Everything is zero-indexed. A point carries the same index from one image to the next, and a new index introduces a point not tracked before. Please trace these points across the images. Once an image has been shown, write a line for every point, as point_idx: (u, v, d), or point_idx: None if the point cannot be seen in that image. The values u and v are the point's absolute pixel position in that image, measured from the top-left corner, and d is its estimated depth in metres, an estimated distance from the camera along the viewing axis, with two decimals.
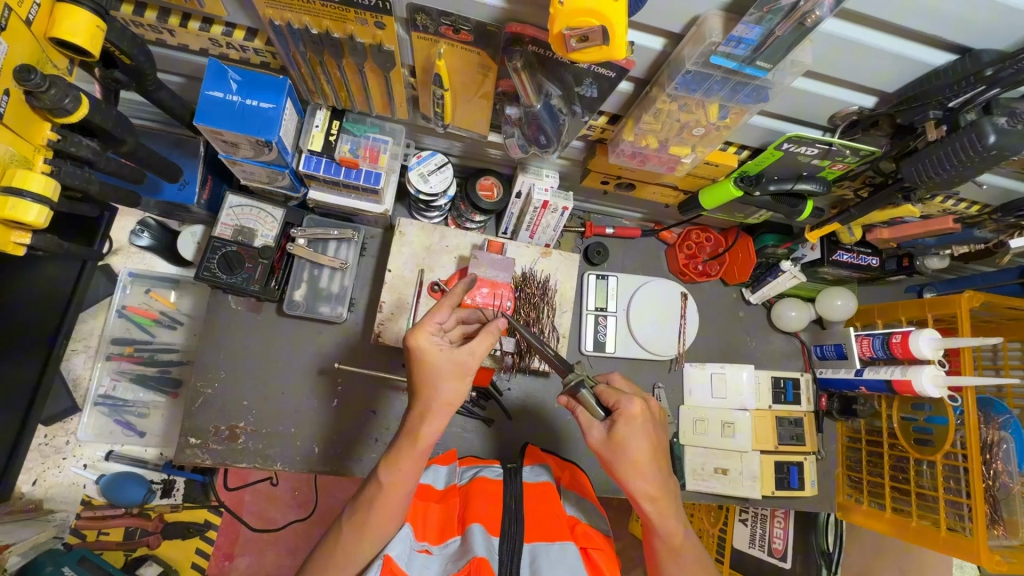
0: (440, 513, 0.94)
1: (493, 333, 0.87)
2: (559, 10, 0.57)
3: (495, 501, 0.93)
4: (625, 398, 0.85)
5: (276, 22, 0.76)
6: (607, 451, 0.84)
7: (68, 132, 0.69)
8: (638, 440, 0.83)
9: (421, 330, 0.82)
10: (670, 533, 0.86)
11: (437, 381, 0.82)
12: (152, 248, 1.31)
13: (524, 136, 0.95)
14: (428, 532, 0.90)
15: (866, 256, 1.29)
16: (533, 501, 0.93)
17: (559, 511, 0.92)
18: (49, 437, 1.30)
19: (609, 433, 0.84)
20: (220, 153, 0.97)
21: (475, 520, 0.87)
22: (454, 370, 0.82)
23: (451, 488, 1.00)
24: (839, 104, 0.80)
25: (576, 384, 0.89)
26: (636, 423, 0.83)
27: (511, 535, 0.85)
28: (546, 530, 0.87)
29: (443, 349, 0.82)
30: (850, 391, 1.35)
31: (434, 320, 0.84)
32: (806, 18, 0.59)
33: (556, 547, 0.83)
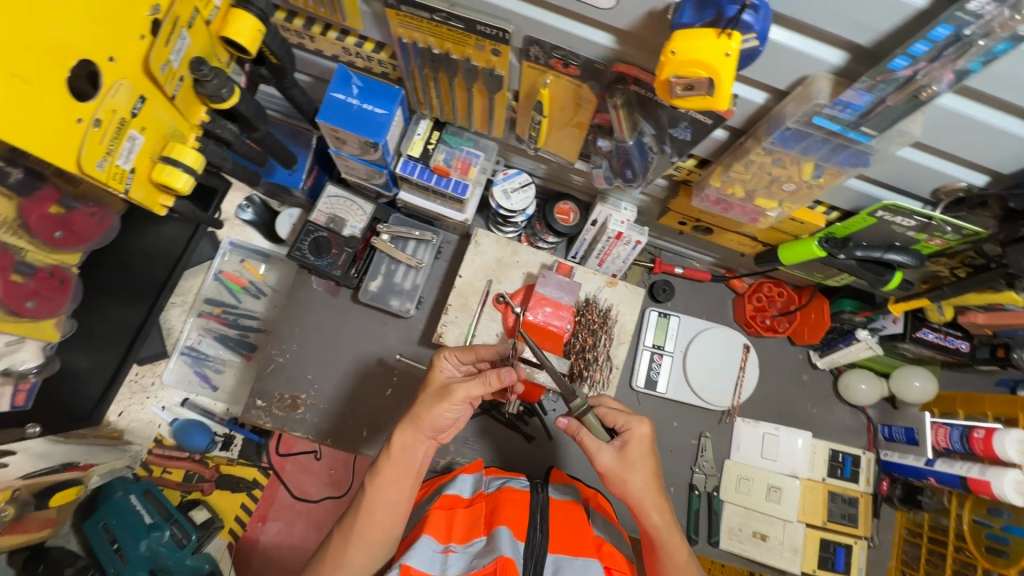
0: (465, 517, 0.93)
1: (492, 382, 0.86)
2: (669, 59, 0.60)
3: (522, 509, 0.93)
4: (633, 420, 0.89)
5: (403, 39, 0.84)
6: (618, 470, 0.86)
7: (216, 115, 0.80)
8: (646, 456, 0.87)
9: (440, 354, 0.96)
10: (676, 548, 0.86)
11: (423, 396, 0.92)
12: (252, 223, 1.47)
13: (612, 168, 0.98)
14: (453, 532, 0.89)
15: (954, 338, 1.21)
16: (562, 518, 0.93)
17: (586, 529, 0.92)
18: (139, 376, 1.44)
19: (619, 452, 0.87)
20: (331, 148, 1.07)
21: (503, 523, 0.87)
22: (439, 390, 0.90)
23: (478, 495, 0.99)
24: (946, 178, 0.78)
25: (583, 409, 0.85)
26: (645, 441, 0.88)
27: (536, 545, 0.86)
28: (574, 544, 0.87)
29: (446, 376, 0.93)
30: (917, 481, 1.25)
31: (456, 353, 0.96)
32: (921, 92, 0.58)
33: (580, 562, 0.83)
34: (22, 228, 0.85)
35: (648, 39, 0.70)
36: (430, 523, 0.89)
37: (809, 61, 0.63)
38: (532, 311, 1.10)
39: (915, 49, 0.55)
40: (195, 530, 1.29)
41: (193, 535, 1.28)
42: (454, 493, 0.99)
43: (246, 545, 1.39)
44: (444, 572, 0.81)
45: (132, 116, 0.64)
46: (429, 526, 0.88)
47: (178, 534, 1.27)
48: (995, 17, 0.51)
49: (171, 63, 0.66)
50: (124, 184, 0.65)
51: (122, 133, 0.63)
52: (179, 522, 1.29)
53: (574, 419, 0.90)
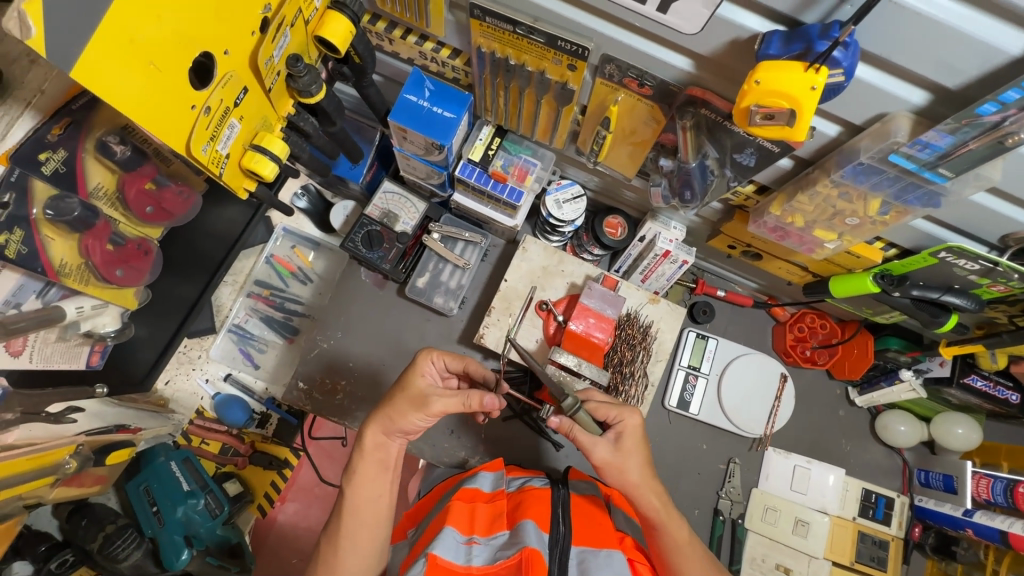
0: (487, 512, 0.93)
1: (473, 403, 0.86)
2: (752, 88, 0.61)
3: (545, 503, 0.93)
4: (624, 410, 0.91)
5: (482, 49, 0.87)
6: (615, 461, 0.87)
7: (300, 109, 0.84)
8: (639, 443, 0.89)
9: (426, 356, 0.94)
10: (676, 529, 0.88)
11: (401, 395, 0.89)
12: (306, 211, 1.52)
13: (671, 187, 0.99)
14: (475, 524, 0.89)
15: (1004, 388, 1.17)
16: (583, 512, 0.95)
17: (607, 523, 0.94)
18: (188, 348, 1.50)
19: (614, 444, 0.88)
20: (396, 146, 1.11)
21: (528, 517, 0.88)
22: (415, 395, 0.88)
23: (499, 492, 1.00)
24: (1018, 226, 0.77)
25: (574, 407, 0.87)
26: (636, 430, 0.90)
27: (561, 537, 0.86)
28: (597, 537, 0.88)
29: (424, 377, 0.91)
30: (953, 530, 1.22)
31: (442, 358, 0.97)
32: (1006, 138, 0.59)
33: (603, 554, 0.84)
34: (121, 201, 0.92)
35: (728, 67, 0.72)
36: (452, 514, 0.89)
37: (891, 100, 0.64)
38: (574, 320, 1.11)
39: (1007, 95, 0.55)
40: (228, 502, 1.33)
41: (225, 506, 1.32)
42: (474, 488, 0.99)
43: (264, 524, 1.44)
44: (469, 562, 0.81)
45: (235, 105, 0.68)
46: (452, 518, 0.88)
47: (212, 504, 1.32)
48: None
49: (273, 59, 0.70)
50: (220, 168, 0.69)
51: (225, 121, 0.67)
52: (214, 493, 1.33)
53: (565, 417, 0.89)
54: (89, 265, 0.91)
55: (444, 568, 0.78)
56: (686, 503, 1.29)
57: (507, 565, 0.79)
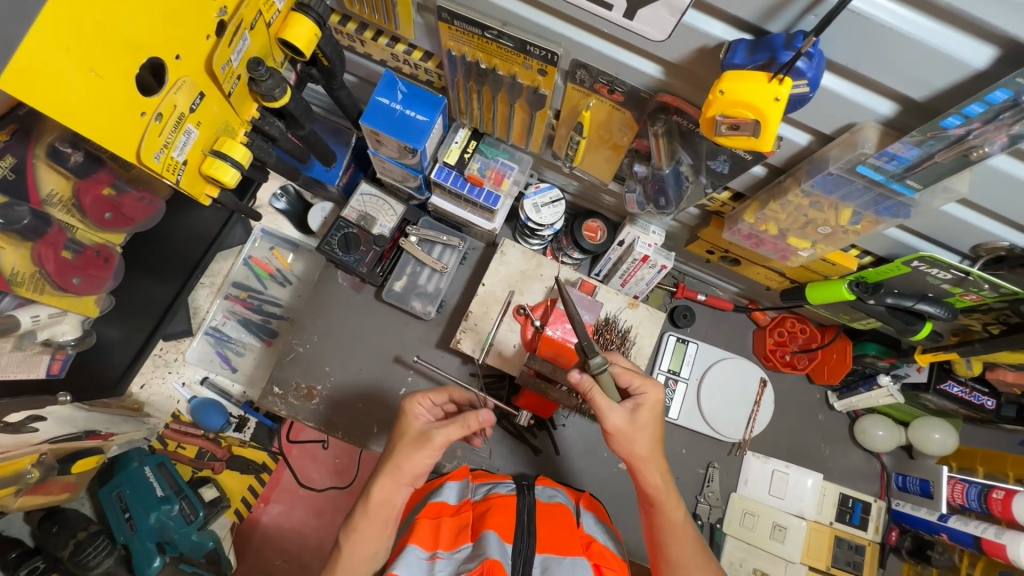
0: (452, 524, 0.92)
1: (470, 423, 0.92)
2: (717, 98, 0.60)
3: (510, 512, 0.92)
4: (644, 384, 0.88)
5: (452, 52, 0.86)
6: (627, 430, 0.85)
7: (266, 112, 0.82)
8: (654, 420, 0.87)
9: (413, 399, 0.98)
10: (672, 509, 0.88)
11: (402, 441, 0.92)
12: (285, 212, 1.50)
13: (645, 194, 0.98)
14: (439, 538, 0.89)
15: (980, 394, 1.18)
16: (548, 517, 0.94)
17: (574, 528, 0.93)
18: (163, 351, 1.48)
19: (629, 414, 0.85)
20: (370, 149, 1.09)
21: (491, 528, 0.87)
22: (417, 436, 0.92)
23: (464, 503, 0.98)
24: (988, 237, 0.76)
25: (602, 367, 0.84)
26: (655, 406, 0.87)
27: (523, 547, 0.86)
28: (562, 544, 0.88)
29: (420, 419, 0.95)
30: (929, 535, 1.22)
31: (429, 397, 1.00)
32: (971, 152, 0.58)
33: (567, 562, 0.84)
34: (77, 207, 0.89)
35: (697, 74, 0.71)
36: (417, 532, 0.90)
37: (859, 110, 0.63)
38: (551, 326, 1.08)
39: (969, 109, 0.55)
40: (202, 507, 1.32)
41: (201, 512, 1.31)
42: (440, 501, 0.98)
43: (247, 525, 1.42)
44: None
45: (190, 110, 0.66)
46: (415, 536, 0.89)
47: (187, 509, 1.30)
48: None
49: (231, 63, 0.68)
50: (176, 175, 0.68)
51: (180, 127, 0.66)
52: (189, 498, 1.32)
53: (586, 376, 0.86)
54: (43, 274, 0.89)
55: None
56: None
57: None
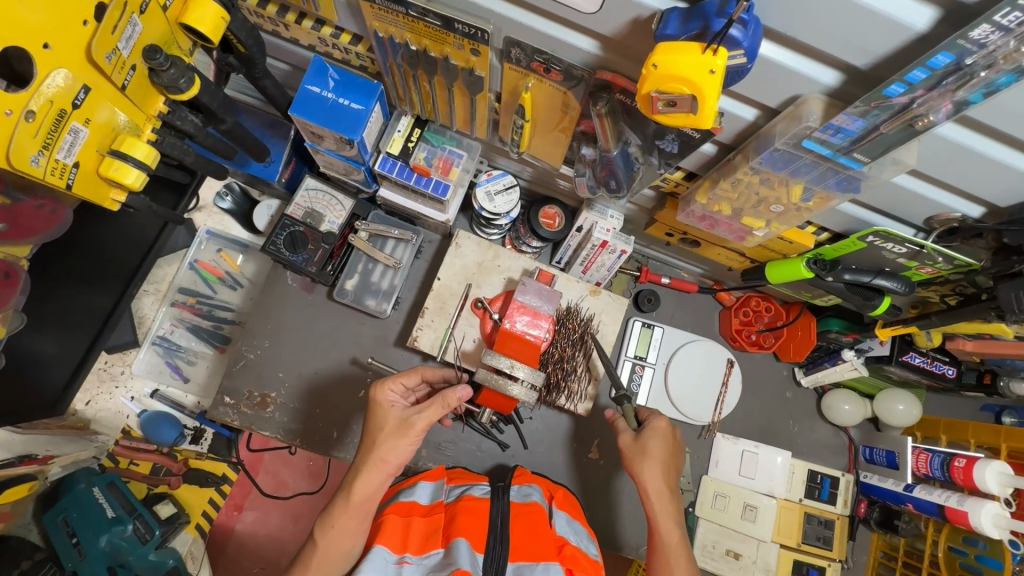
0: (423, 525, 0.89)
1: (450, 401, 0.90)
2: (651, 72, 0.56)
3: (481, 519, 0.90)
4: (656, 415, 0.96)
5: (380, 33, 0.80)
6: (632, 451, 0.92)
7: (176, 106, 0.76)
8: (663, 446, 0.91)
9: (384, 386, 0.93)
10: (666, 529, 0.87)
11: (381, 434, 0.89)
12: (231, 212, 1.42)
13: (596, 177, 0.94)
14: (409, 542, 0.86)
15: (941, 364, 1.18)
16: (523, 520, 0.91)
17: (546, 530, 0.91)
18: (108, 364, 1.41)
19: (637, 436, 0.93)
20: (306, 141, 1.02)
21: (461, 535, 0.84)
22: (397, 426, 0.89)
23: (437, 504, 0.95)
24: (941, 208, 0.74)
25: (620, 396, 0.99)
26: (663, 433, 0.92)
27: (495, 556, 0.83)
28: (534, 550, 0.85)
29: (394, 407, 0.91)
30: (895, 504, 1.24)
31: (399, 382, 0.95)
32: (916, 121, 0.55)
33: (540, 567, 0.81)
34: None
35: (633, 48, 0.66)
36: (385, 531, 0.86)
37: (802, 80, 0.59)
38: (510, 320, 1.05)
39: (912, 76, 0.51)
40: (158, 526, 1.26)
41: (156, 530, 1.25)
42: (411, 500, 0.95)
43: (220, 533, 1.37)
44: None
45: (74, 107, 0.60)
46: (383, 536, 0.85)
47: (142, 529, 1.24)
48: (998, 48, 0.48)
49: (119, 51, 0.61)
50: (65, 179, 0.61)
51: (62, 126, 0.59)
52: (143, 517, 1.26)
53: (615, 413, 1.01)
54: None
55: None
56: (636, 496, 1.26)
57: None
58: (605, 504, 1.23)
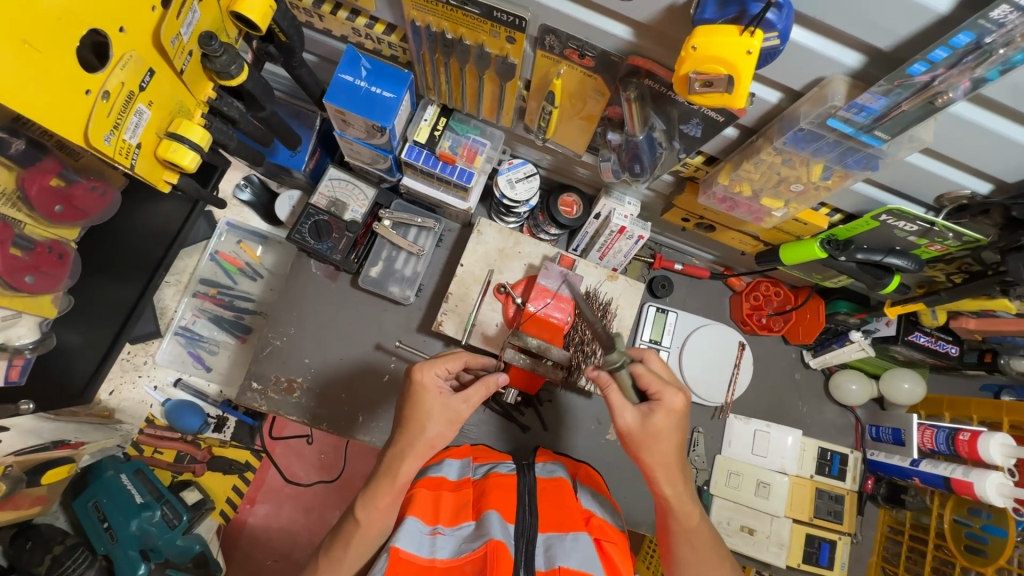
0: (452, 499, 0.92)
1: (491, 384, 0.94)
2: (690, 54, 0.59)
3: (510, 492, 0.92)
4: (667, 391, 0.84)
5: (417, 22, 0.83)
6: (638, 433, 0.84)
7: (222, 92, 0.80)
8: (671, 427, 0.84)
9: (426, 370, 0.91)
10: (687, 516, 0.88)
11: (427, 420, 0.89)
12: (250, 204, 1.45)
13: (620, 162, 0.98)
14: (440, 514, 0.89)
15: (944, 343, 1.23)
16: (550, 494, 0.93)
17: (573, 503, 0.93)
18: (132, 354, 1.43)
19: (645, 422, 0.84)
20: (335, 130, 1.05)
21: (492, 507, 0.87)
22: (448, 416, 0.90)
23: (466, 479, 0.98)
24: (951, 185, 0.79)
25: (617, 364, 0.83)
26: (673, 412, 0.84)
27: (526, 526, 0.85)
28: (563, 521, 0.87)
29: (439, 394, 0.90)
30: (902, 480, 1.28)
31: (444, 364, 0.94)
32: (937, 98, 0.59)
33: (569, 537, 0.83)
34: (22, 200, 0.86)
35: (667, 34, 0.70)
36: (416, 504, 0.89)
37: (827, 62, 0.64)
38: (533, 302, 1.09)
39: (935, 55, 0.56)
40: (186, 512, 1.28)
41: (184, 516, 1.27)
42: (439, 475, 0.98)
43: (234, 527, 1.39)
44: (433, 555, 0.81)
45: (140, 89, 0.66)
46: (415, 509, 0.88)
47: (170, 514, 1.26)
48: (1016, 26, 0.52)
49: (180, 37, 0.68)
50: (129, 159, 0.67)
51: (129, 107, 0.65)
52: (170, 503, 1.27)
53: (605, 373, 0.86)
54: None
55: (407, 561, 0.78)
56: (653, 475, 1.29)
57: (472, 558, 0.78)
58: (623, 483, 1.27)
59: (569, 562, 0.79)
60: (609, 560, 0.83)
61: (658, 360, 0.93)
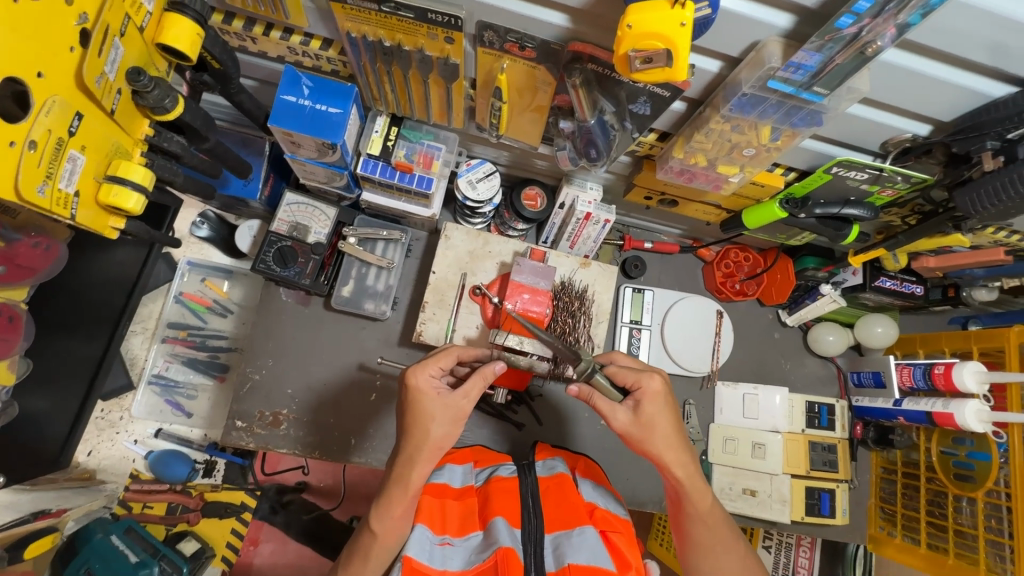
0: (458, 509, 0.91)
1: (488, 374, 0.90)
2: (626, 33, 0.60)
3: (513, 496, 0.91)
4: (642, 377, 0.88)
5: (353, 34, 0.82)
6: (637, 428, 0.87)
7: (161, 128, 0.78)
8: (660, 409, 0.87)
9: (420, 373, 0.88)
10: (699, 499, 0.89)
11: (430, 422, 0.87)
12: (210, 240, 1.41)
13: (575, 149, 0.98)
14: (448, 523, 0.88)
15: (910, 284, 1.27)
16: (552, 492, 0.92)
17: (576, 496, 0.92)
18: (106, 412, 1.38)
19: (634, 412, 0.87)
20: (286, 153, 1.03)
21: (497, 514, 0.86)
22: (448, 414, 0.87)
23: (468, 487, 0.96)
24: (893, 132, 0.82)
25: (589, 371, 0.86)
26: (657, 396, 0.87)
27: (532, 530, 0.85)
28: (567, 518, 0.86)
29: (438, 393, 0.88)
30: (887, 421, 1.33)
31: (438, 364, 0.91)
32: (867, 48, 0.61)
33: (576, 533, 0.83)
34: None
35: (602, 16, 0.71)
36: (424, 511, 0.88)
37: (759, 26, 0.65)
38: (510, 300, 1.09)
39: (858, 7, 0.57)
40: (185, 563, 1.23)
41: (184, 567, 1.22)
42: (442, 482, 0.96)
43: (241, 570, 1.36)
44: (445, 567, 0.81)
45: (69, 134, 0.64)
46: (423, 516, 0.87)
47: (168, 568, 1.21)
48: None
49: (106, 75, 0.66)
50: (68, 209, 0.65)
51: (61, 155, 0.63)
52: (168, 557, 1.23)
53: (585, 384, 0.89)
54: None
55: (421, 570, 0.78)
56: None
57: (483, 569, 0.78)
58: (624, 465, 1.28)
59: (579, 558, 0.79)
60: (617, 551, 0.83)
61: (628, 358, 0.98)
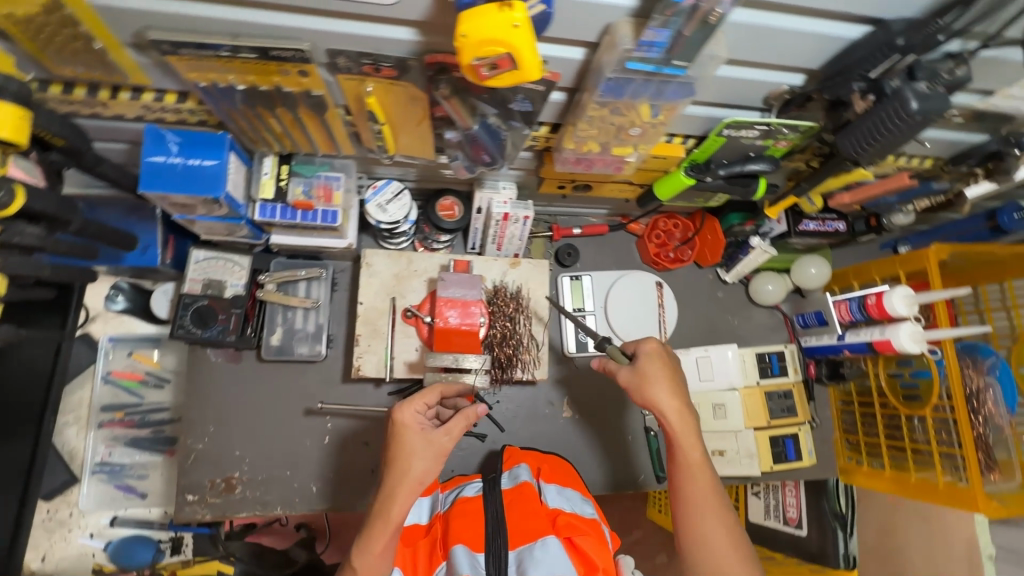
0: (427, 546, 0.91)
1: (471, 415, 0.89)
2: (463, 44, 0.57)
3: (476, 517, 0.91)
4: (646, 339, 0.97)
5: (202, 84, 0.77)
6: (636, 382, 0.94)
7: (10, 222, 0.72)
8: (660, 368, 0.94)
9: (406, 408, 0.87)
10: (689, 447, 0.91)
11: (412, 457, 0.84)
12: (128, 311, 1.34)
13: (469, 157, 0.96)
14: (418, 565, 0.89)
15: (832, 222, 1.28)
16: (515, 506, 0.91)
17: (538, 506, 0.91)
18: (52, 512, 1.31)
19: (634, 367, 0.95)
20: (175, 214, 0.98)
21: (458, 542, 0.86)
22: (430, 451, 0.85)
23: (435, 518, 0.96)
24: (770, 86, 0.82)
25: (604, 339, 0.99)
26: (657, 354, 0.95)
27: (495, 548, 0.85)
28: (529, 531, 0.86)
29: (422, 428, 0.86)
30: (835, 356, 1.36)
31: (423, 399, 0.90)
32: (709, 16, 0.60)
33: (538, 545, 0.83)
34: None
35: (449, 24, 0.68)
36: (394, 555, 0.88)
37: (603, 10, 0.63)
38: (441, 317, 1.06)
39: None
40: None
41: None
42: (411, 522, 0.95)
43: None
44: None
45: None
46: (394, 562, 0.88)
47: None
48: None
49: None
50: None
51: None
52: None
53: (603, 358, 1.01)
54: None
55: None
56: (617, 434, 1.30)
57: None
58: (592, 453, 1.28)
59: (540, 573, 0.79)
60: (583, 556, 0.83)
61: None
